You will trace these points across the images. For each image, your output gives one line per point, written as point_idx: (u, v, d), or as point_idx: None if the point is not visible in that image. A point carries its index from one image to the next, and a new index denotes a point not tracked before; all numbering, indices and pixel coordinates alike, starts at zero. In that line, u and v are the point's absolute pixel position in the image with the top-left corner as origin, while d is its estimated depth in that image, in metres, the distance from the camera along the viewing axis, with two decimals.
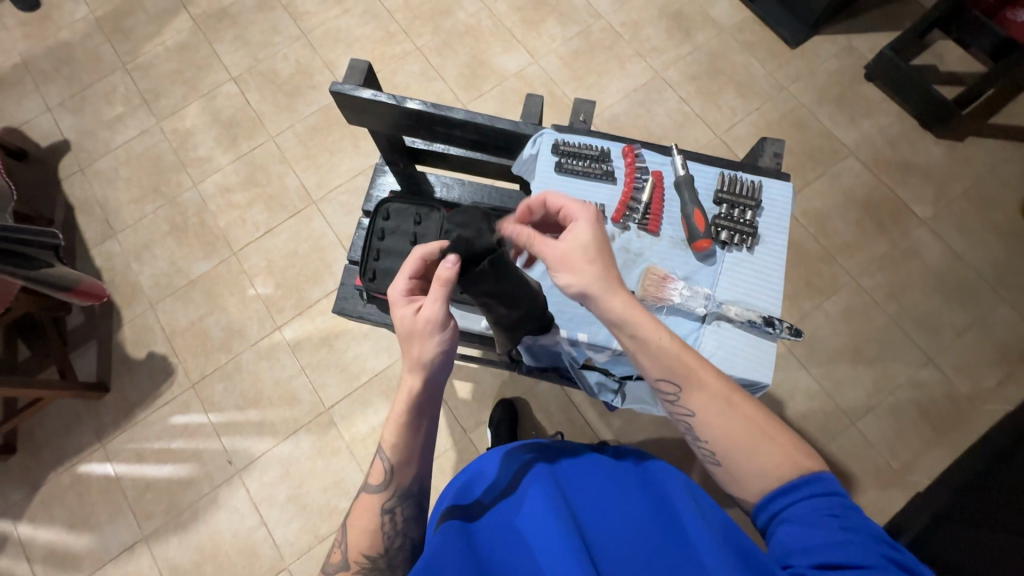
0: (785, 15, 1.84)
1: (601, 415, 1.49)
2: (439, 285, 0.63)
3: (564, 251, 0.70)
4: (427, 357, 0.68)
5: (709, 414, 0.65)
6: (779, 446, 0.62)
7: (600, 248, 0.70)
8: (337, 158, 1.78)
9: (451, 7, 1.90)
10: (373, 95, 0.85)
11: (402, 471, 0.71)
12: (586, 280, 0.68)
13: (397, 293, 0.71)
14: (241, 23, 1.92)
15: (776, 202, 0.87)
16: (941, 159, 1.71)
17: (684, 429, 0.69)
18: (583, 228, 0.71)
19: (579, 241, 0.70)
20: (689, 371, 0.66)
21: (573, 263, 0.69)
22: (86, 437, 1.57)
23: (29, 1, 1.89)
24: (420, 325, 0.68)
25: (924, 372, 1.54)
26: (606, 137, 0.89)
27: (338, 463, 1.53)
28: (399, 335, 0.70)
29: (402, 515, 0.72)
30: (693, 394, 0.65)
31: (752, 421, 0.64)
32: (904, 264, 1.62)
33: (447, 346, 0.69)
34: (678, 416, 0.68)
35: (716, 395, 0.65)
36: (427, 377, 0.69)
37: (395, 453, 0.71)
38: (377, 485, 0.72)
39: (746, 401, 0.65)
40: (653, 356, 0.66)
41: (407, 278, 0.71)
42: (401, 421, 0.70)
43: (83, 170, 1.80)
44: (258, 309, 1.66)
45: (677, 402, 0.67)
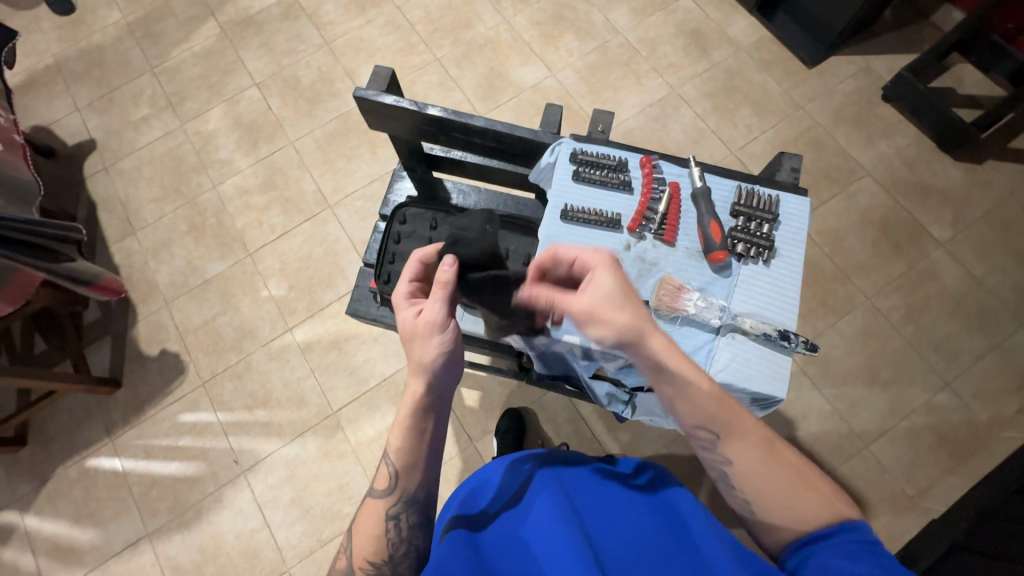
0: (803, 35, 1.84)
1: (609, 428, 1.48)
2: (440, 286, 0.70)
3: (589, 303, 0.68)
4: (428, 358, 0.70)
5: (749, 462, 0.64)
6: (818, 496, 0.62)
7: (625, 293, 0.68)
8: (354, 164, 1.81)
9: (471, 20, 1.93)
10: (395, 101, 0.87)
11: (407, 476, 0.71)
12: (618, 328, 0.66)
13: (399, 295, 0.74)
14: (266, 31, 1.97)
15: (793, 216, 0.86)
16: (960, 181, 1.69)
17: (716, 476, 0.68)
18: (601, 274, 0.69)
19: (600, 290, 0.68)
20: (731, 420, 0.66)
21: (600, 314, 0.67)
22: (96, 431, 1.58)
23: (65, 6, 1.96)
24: (420, 326, 0.71)
25: (941, 397, 1.51)
26: (624, 148, 0.90)
27: (343, 467, 1.53)
28: (402, 338, 0.72)
29: (407, 522, 0.71)
30: (733, 441, 0.65)
31: (790, 469, 0.64)
32: (921, 286, 1.60)
33: (448, 347, 0.71)
34: (712, 464, 0.67)
35: (756, 443, 0.65)
36: (432, 379, 0.70)
37: (400, 457, 0.71)
38: (382, 490, 0.72)
39: (784, 450, 0.66)
40: (694, 402, 0.66)
41: (408, 281, 0.75)
42: (406, 423, 0.71)
43: (107, 169, 1.84)
44: (270, 310, 1.68)
45: (713, 449, 0.66)
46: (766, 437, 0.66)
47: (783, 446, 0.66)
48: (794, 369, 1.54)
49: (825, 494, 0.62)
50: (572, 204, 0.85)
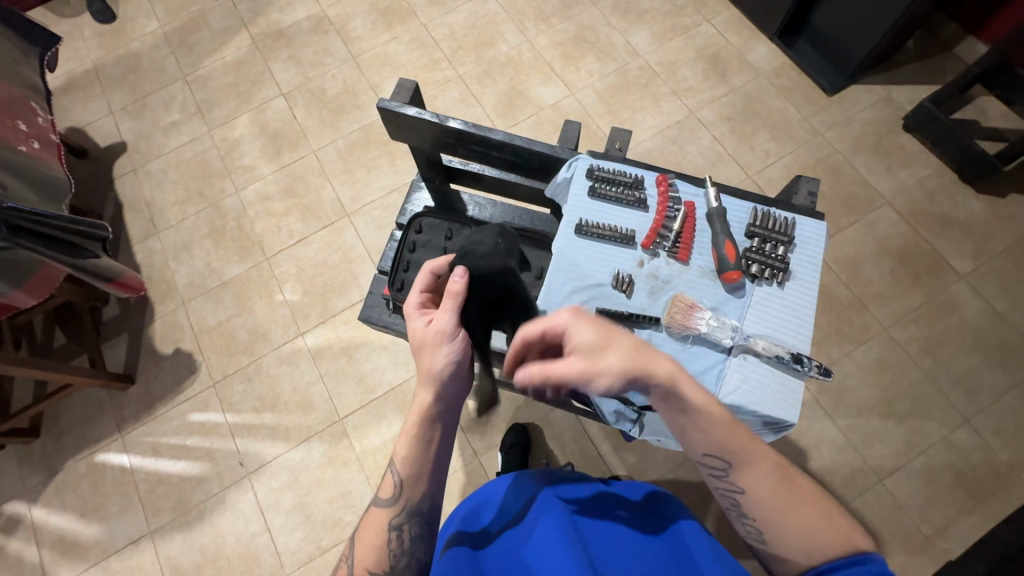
0: (823, 63, 1.85)
1: (615, 449, 1.46)
2: (451, 297, 0.71)
3: (581, 360, 0.65)
4: (437, 366, 0.70)
5: (762, 491, 0.64)
6: (833, 524, 0.62)
7: (609, 336, 0.66)
8: (373, 175, 1.84)
9: (494, 39, 1.97)
10: (417, 113, 0.89)
11: (412, 487, 0.71)
12: (619, 373, 0.64)
13: (410, 304, 0.75)
14: (295, 44, 2.03)
15: (809, 240, 0.86)
16: (982, 214, 1.67)
17: (729, 504, 0.68)
18: (579, 329, 0.66)
19: (585, 340, 0.65)
20: (745, 449, 0.65)
21: (597, 367, 0.63)
22: (107, 426, 1.60)
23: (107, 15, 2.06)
24: (429, 336, 0.71)
25: (960, 434, 1.47)
26: (640, 166, 0.91)
27: (346, 475, 1.53)
28: (413, 347, 0.73)
29: (410, 533, 0.70)
30: (745, 471, 0.65)
31: (805, 497, 0.64)
32: (941, 319, 1.57)
33: (457, 357, 0.71)
34: (724, 492, 0.67)
35: (770, 472, 0.65)
36: (440, 387, 0.70)
37: (406, 467, 0.71)
38: (387, 499, 0.72)
39: (797, 476, 0.66)
40: (706, 432, 0.66)
41: (419, 291, 0.76)
42: (414, 432, 0.71)
43: (136, 170, 1.89)
44: (284, 314, 1.70)
45: (725, 478, 0.66)
46: (779, 465, 0.66)
47: (797, 474, 0.66)
48: (807, 397, 1.51)
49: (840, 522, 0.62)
50: (587, 220, 0.86)
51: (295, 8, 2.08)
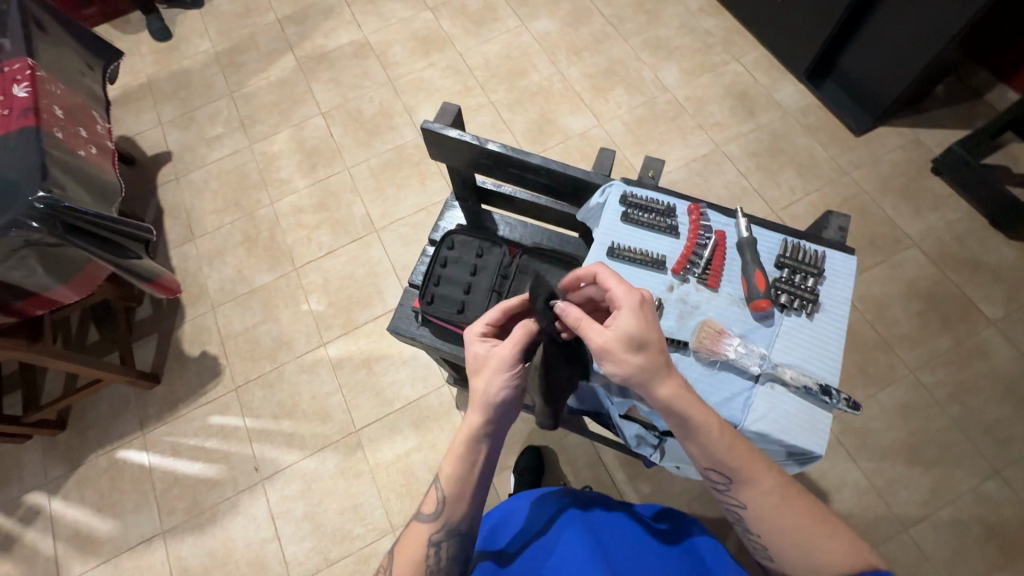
0: (851, 104, 1.88)
1: (629, 478, 1.44)
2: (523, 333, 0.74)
3: (608, 340, 0.67)
4: (493, 393, 0.70)
5: (763, 508, 0.65)
6: (841, 543, 0.61)
7: (647, 336, 0.67)
8: (403, 193, 1.90)
9: (527, 69, 2.05)
10: (459, 135, 0.93)
11: (454, 506, 0.71)
12: (630, 370, 0.66)
13: (472, 332, 0.77)
14: (337, 67, 2.13)
15: (839, 274, 0.86)
16: (1014, 260, 1.64)
17: (733, 517, 0.69)
18: (628, 315, 0.67)
19: (624, 331, 0.67)
20: (744, 466, 0.66)
21: (614, 352, 0.66)
22: (130, 424, 1.64)
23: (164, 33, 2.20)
24: (490, 362, 0.73)
25: (990, 485, 1.42)
26: (673, 195, 0.93)
27: (358, 487, 1.53)
28: (469, 370, 0.74)
29: (447, 551, 0.71)
30: (745, 488, 0.65)
31: (807, 514, 0.64)
32: (971, 365, 1.54)
33: (512, 387, 0.72)
34: (729, 506, 0.67)
35: (772, 489, 0.65)
36: (491, 412, 0.71)
37: (450, 485, 0.72)
38: (429, 514, 0.72)
39: (801, 494, 0.66)
40: (705, 447, 0.66)
41: (484, 322, 0.78)
42: (461, 450, 0.72)
43: (178, 179, 1.98)
44: (308, 324, 1.74)
45: (727, 493, 0.67)
46: (780, 481, 0.66)
47: (800, 491, 0.66)
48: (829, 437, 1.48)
49: (846, 538, 0.62)
50: (619, 243, 0.88)
51: (338, 34, 2.19)
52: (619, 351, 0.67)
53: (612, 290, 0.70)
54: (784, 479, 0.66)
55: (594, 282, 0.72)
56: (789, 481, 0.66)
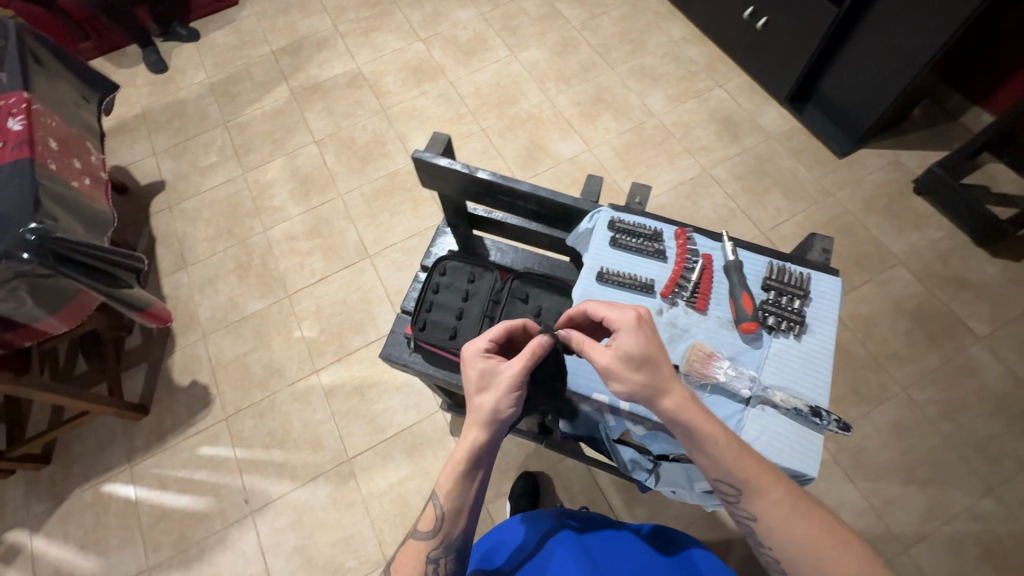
0: (832, 127, 1.93)
1: (626, 503, 1.42)
2: (529, 356, 0.71)
3: (609, 360, 0.68)
4: (496, 413, 0.70)
5: (774, 520, 0.64)
6: (854, 555, 0.60)
7: (647, 354, 0.67)
8: (396, 219, 1.91)
9: (517, 97, 2.09)
10: (449, 163, 0.94)
11: (452, 522, 0.71)
12: (632, 387, 0.67)
13: (473, 349, 0.74)
14: (330, 96, 2.17)
15: (824, 295, 0.87)
16: (997, 277, 1.67)
17: (746, 529, 0.68)
18: (626, 335, 0.68)
19: (622, 351, 0.67)
20: (753, 477, 0.65)
21: (616, 372, 0.67)
22: (117, 456, 1.60)
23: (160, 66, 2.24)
24: (497, 380, 0.72)
25: (986, 504, 1.41)
26: (659, 220, 0.94)
27: (350, 517, 1.50)
28: (472, 388, 0.73)
29: (445, 567, 0.71)
30: (754, 499, 0.64)
31: (818, 525, 0.62)
32: (960, 382, 1.55)
33: (516, 406, 0.71)
34: (739, 518, 0.67)
35: (781, 500, 0.64)
36: (494, 430, 0.71)
37: (449, 502, 0.71)
38: (426, 532, 0.71)
39: (812, 506, 0.64)
40: (712, 458, 0.65)
41: (486, 338, 0.75)
42: (461, 467, 0.70)
43: (171, 208, 1.99)
44: (300, 351, 1.72)
45: (737, 505, 0.66)
46: (790, 493, 0.65)
47: (811, 501, 0.65)
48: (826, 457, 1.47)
49: (861, 550, 0.61)
50: (608, 268, 0.88)
51: (332, 65, 2.24)
52: (620, 370, 0.67)
53: (606, 313, 0.70)
54: (794, 490, 0.65)
55: (590, 306, 0.73)
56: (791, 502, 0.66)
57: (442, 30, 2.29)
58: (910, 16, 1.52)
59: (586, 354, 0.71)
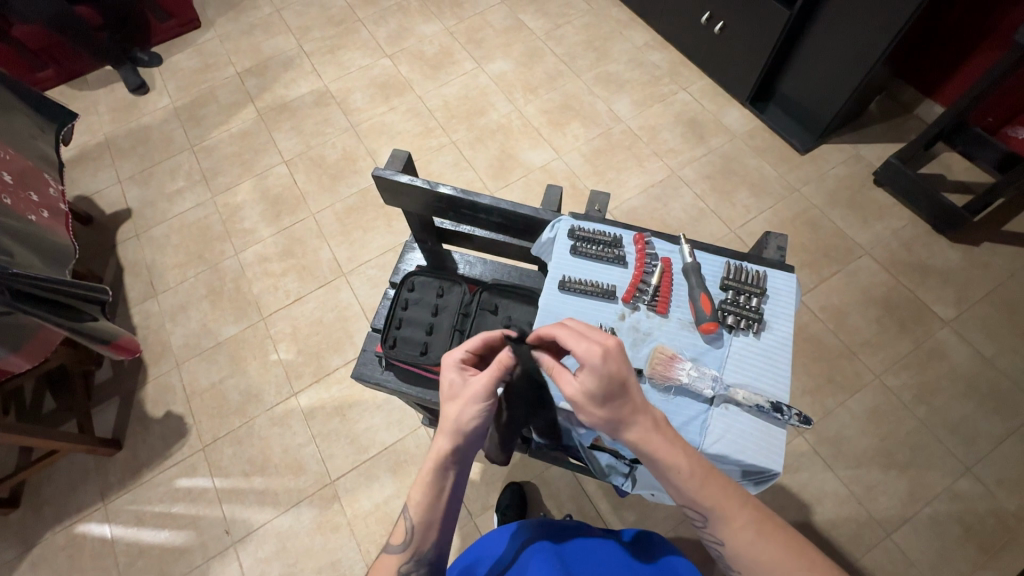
0: (794, 125, 1.98)
1: (613, 506, 1.42)
2: (498, 370, 0.73)
3: (575, 394, 0.68)
4: (462, 422, 0.70)
5: (741, 547, 0.64)
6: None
7: (610, 393, 0.65)
8: (370, 236, 1.90)
9: (485, 108, 2.11)
10: (409, 180, 0.95)
11: (422, 536, 0.70)
12: (597, 421, 0.67)
13: (449, 360, 0.76)
14: (298, 115, 2.16)
15: (780, 291, 0.89)
16: (959, 262, 1.73)
17: (716, 553, 0.68)
18: (589, 374, 0.64)
19: (586, 390, 0.66)
20: (718, 504, 0.65)
21: (581, 406, 0.67)
22: (90, 495, 1.55)
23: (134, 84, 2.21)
24: (465, 391, 0.72)
25: (964, 483, 1.45)
26: (618, 226, 0.96)
27: (336, 541, 1.47)
28: (444, 398, 0.74)
29: None
30: (721, 525, 0.65)
31: (784, 548, 0.63)
32: (931, 365, 1.59)
33: (484, 417, 0.71)
34: (709, 543, 0.67)
35: (746, 526, 0.64)
36: (461, 440, 0.70)
37: (418, 514, 0.70)
38: (398, 545, 0.70)
39: (778, 527, 0.65)
40: (677, 486, 0.66)
41: (463, 351, 0.77)
42: (429, 478, 0.70)
43: (138, 236, 1.95)
44: (277, 374, 1.70)
45: (705, 530, 0.67)
46: (757, 516, 0.65)
47: (776, 522, 0.65)
48: (806, 449, 1.49)
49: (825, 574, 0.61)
50: (570, 276, 0.89)
51: (299, 84, 2.23)
52: (586, 405, 0.67)
53: (573, 346, 0.66)
54: (760, 513, 0.66)
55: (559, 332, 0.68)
56: (765, 515, 0.66)
57: (408, 45, 2.30)
58: (859, 17, 1.57)
59: (557, 380, 0.70)
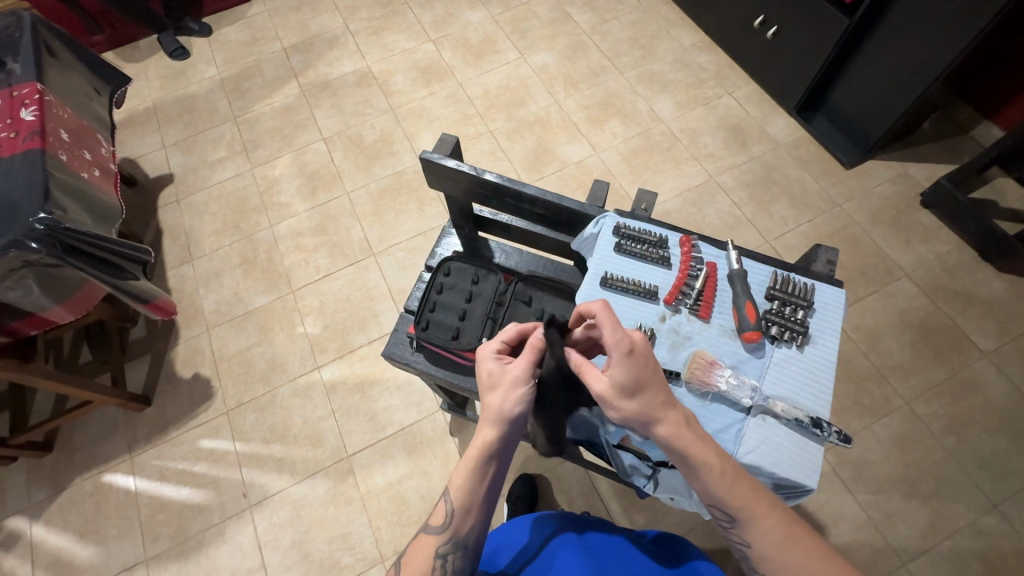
0: (841, 138, 1.93)
1: (625, 508, 1.42)
2: (530, 350, 0.73)
3: (604, 390, 0.68)
4: (507, 410, 0.70)
5: (766, 549, 0.63)
6: None
7: (639, 384, 0.65)
8: (401, 218, 1.92)
9: (525, 100, 2.10)
10: (457, 165, 0.95)
11: (461, 520, 0.71)
12: (627, 416, 0.67)
13: (486, 350, 0.77)
14: (340, 94, 2.18)
15: (828, 306, 0.87)
16: (1004, 292, 1.66)
17: (740, 554, 0.67)
18: (617, 365, 0.65)
19: (614, 381, 0.66)
20: (747, 505, 0.64)
21: (611, 401, 0.67)
22: (118, 446, 1.61)
23: (185, 53, 2.28)
24: (505, 378, 0.73)
25: (989, 520, 1.41)
26: (665, 226, 0.95)
27: (348, 514, 1.50)
28: (484, 386, 0.74)
29: (452, 564, 0.71)
30: (748, 527, 0.64)
31: (812, 553, 0.62)
32: (965, 396, 1.54)
33: (525, 404, 0.72)
34: (733, 543, 0.66)
35: (775, 528, 0.63)
36: (505, 428, 0.70)
37: (458, 498, 0.71)
38: (437, 527, 0.72)
39: (808, 532, 0.64)
40: (705, 484, 0.65)
41: (500, 340, 0.77)
42: (470, 464, 0.71)
43: (179, 201, 2.00)
44: (303, 346, 1.73)
45: (732, 530, 0.66)
46: (785, 520, 0.64)
47: (804, 527, 0.64)
48: (826, 468, 1.46)
49: None
50: (612, 273, 0.89)
51: (343, 63, 2.25)
52: (614, 399, 0.67)
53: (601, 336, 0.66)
54: (788, 518, 0.64)
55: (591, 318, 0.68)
56: (792, 520, 0.64)
57: (453, 31, 2.30)
58: (921, 31, 1.52)
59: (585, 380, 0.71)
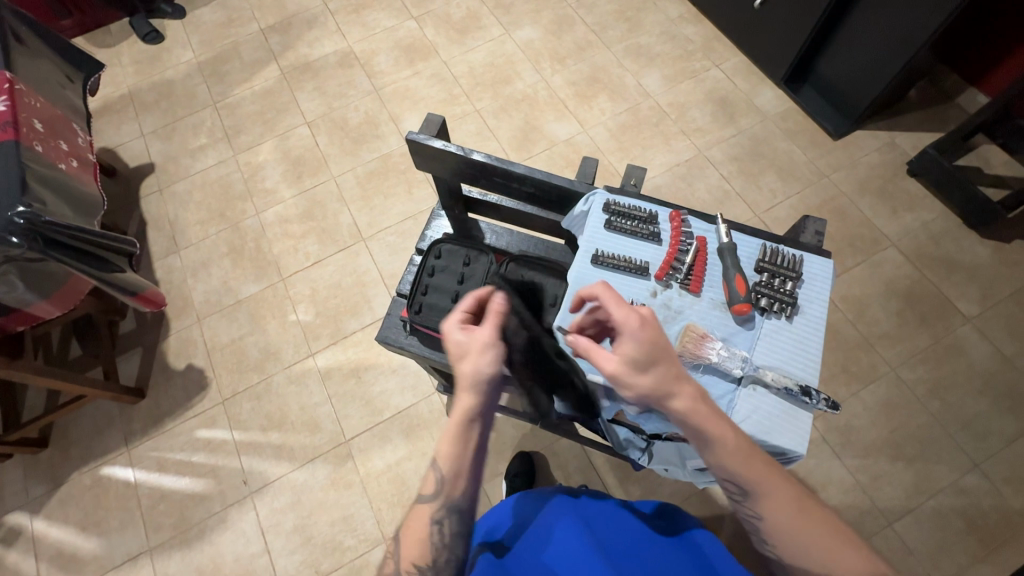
0: (829, 109, 1.92)
1: (621, 481, 1.45)
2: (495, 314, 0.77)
3: (618, 369, 0.67)
4: (481, 373, 0.72)
5: (781, 522, 0.66)
6: (858, 553, 0.64)
7: (651, 358, 0.66)
8: (390, 202, 1.90)
9: (511, 77, 2.06)
10: (443, 145, 0.94)
11: (452, 485, 0.71)
12: (642, 392, 0.66)
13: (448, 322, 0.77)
14: (321, 76, 2.13)
15: (816, 277, 0.89)
16: (987, 258, 1.69)
17: (749, 527, 0.70)
18: (629, 340, 0.66)
19: (628, 358, 0.66)
20: (761, 480, 0.67)
21: (625, 378, 0.66)
22: (114, 439, 1.61)
23: (158, 36, 2.21)
24: (472, 345, 0.74)
25: (970, 479, 1.45)
26: (654, 202, 0.95)
27: (349, 497, 1.52)
28: (452, 357, 0.75)
29: (450, 527, 0.71)
30: (764, 500, 0.66)
31: (823, 524, 0.65)
32: (949, 361, 1.57)
33: (497, 364, 0.74)
34: (745, 517, 0.69)
35: (789, 501, 0.66)
36: (482, 391, 0.72)
37: (447, 465, 0.71)
38: (429, 494, 0.72)
39: (816, 506, 0.67)
40: (721, 462, 0.67)
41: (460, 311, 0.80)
42: (453, 430, 0.71)
43: (161, 190, 1.96)
44: (296, 334, 1.73)
45: (745, 504, 0.68)
46: (796, 494, 0.67)
47: (812, 501, 0.68)
48: (816, 435, 1.50)
49: (858, 549, 0.64)
50: (602, 250, 0.89)
51: (323, 44, 2.19)
52: (627, 376, 0.66)
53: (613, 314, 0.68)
54: (800, 492, 0.68)
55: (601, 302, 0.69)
56: (804, 494, 0.68)
57: (435, 8, 2.24)
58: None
59: (594, 363, 0.69)
